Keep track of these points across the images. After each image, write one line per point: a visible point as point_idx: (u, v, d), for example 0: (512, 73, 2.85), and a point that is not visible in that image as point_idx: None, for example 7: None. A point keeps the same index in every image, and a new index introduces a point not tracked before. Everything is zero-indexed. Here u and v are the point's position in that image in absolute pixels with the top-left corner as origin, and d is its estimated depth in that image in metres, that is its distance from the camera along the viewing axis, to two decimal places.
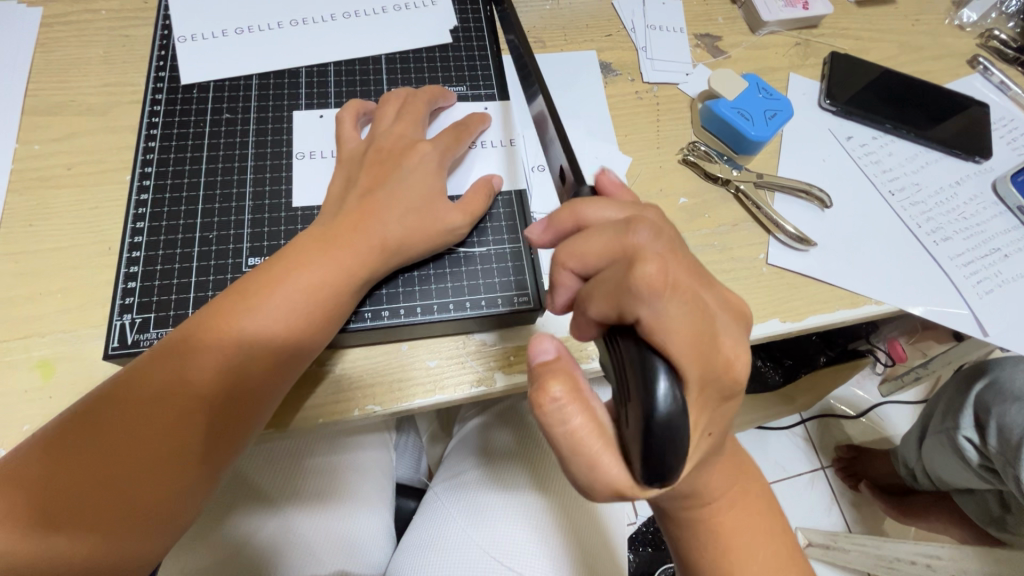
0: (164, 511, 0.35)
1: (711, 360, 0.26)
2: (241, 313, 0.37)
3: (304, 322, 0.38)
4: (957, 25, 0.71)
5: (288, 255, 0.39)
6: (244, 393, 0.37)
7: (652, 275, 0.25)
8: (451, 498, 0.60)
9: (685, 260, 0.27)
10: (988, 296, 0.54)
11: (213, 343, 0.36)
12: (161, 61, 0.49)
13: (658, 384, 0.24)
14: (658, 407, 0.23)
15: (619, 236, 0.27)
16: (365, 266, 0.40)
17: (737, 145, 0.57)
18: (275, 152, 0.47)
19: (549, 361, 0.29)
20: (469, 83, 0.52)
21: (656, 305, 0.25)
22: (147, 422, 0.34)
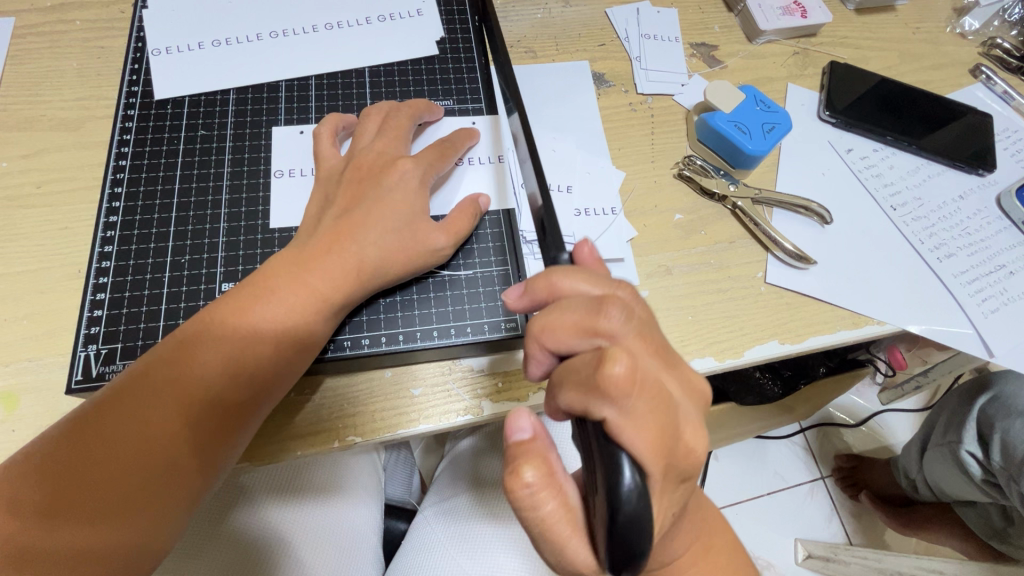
0: (168, 503, 0.34)
1: (675, 451, 0.27)
2: (247, 308, 0.36)
3: (305, 328, 0.37)
4: (958, 34, 0.69)
5: (266, 274, 0.38)
6: (244, 398, 0.36)
7: (619, 374, 0.25)
8: (440, 524, 0.58)
9: (651, 346, 0.29)
10: (993, 315, 0.53)
11: (214, 346, 0.35)
12: (134, 75, 0.48)
13: (622, 476, 0.24)
14: (624, 503, 0.24)
15: (590, 318, 0.28)
16: (339, 290, 0.38)
17: (734, 159, 0.55)
18: (252, 170, 0.45)
19: (524, 442, 0.29)
20: (456, 97, 0.50)
21: (624, 405, 0.25)
22: (151, 415, 0.33)
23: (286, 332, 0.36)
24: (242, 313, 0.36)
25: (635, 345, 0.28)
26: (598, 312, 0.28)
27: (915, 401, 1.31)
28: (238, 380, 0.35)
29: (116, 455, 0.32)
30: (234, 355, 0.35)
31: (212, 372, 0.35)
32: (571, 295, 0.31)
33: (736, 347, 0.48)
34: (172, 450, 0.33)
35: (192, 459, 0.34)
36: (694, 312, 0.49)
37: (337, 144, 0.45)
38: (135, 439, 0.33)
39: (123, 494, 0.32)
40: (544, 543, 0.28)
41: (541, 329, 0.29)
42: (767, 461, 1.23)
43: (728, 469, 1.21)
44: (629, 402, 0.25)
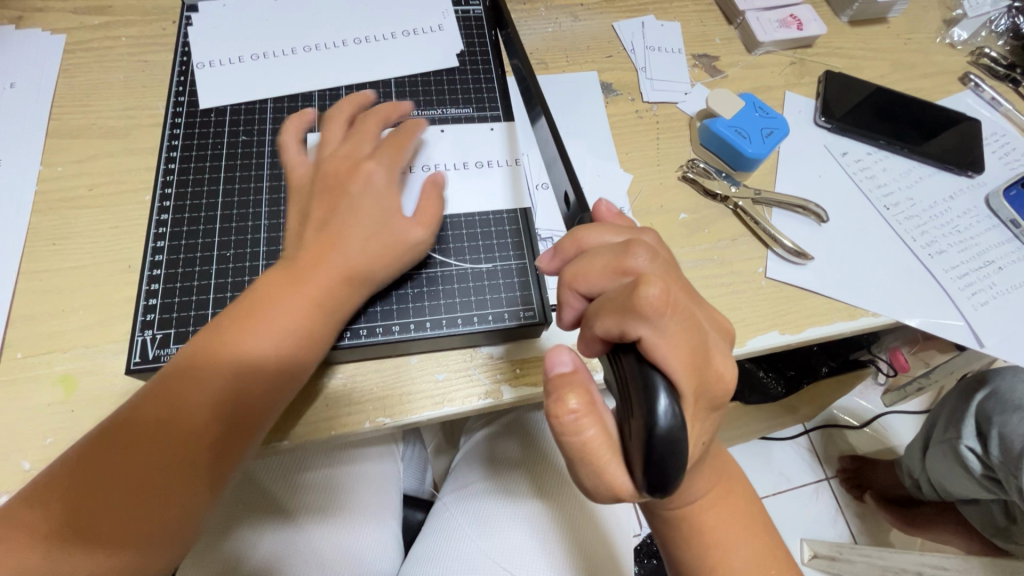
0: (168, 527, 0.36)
1: (701, 373, 0.29)
2: (237, 338, 0.38)
3: (296, 345, 0.39)
4: (948, 43, 0.73)
5: (266, 291, 0.40)
6: (235, 418, 0.38)
7: (654, 297, 0.28)
8: (460, 509, 0.61)
9: (675, 282, 0.32)
10: (983, 307, 0.55)
11: (205, 376, 0.37)
12: (180, 87, 0.52)
13: (659, 401, 0.26)
14: (661, 420, 0.25)
15: (618, 259, 0.32)
16: (331, 296, 0.41)
17: (735, 162, 0.58)
18: (289, 172, 0.48)
19: (567, 373, 0.31)
20: (475, 105, 0.54)
21: (657, 325, 0.28)
22: (144, 447, 0.36)
23: (274, 357, 0.39)
24: (231, 341, 0.38)
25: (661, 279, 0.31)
26: (624, 253, 0.32)
27: (918, 401, 1.33)
28: (227, 404, 0.37)
29: (119, 486, 0.35)
30: (222, 381, 0.38)
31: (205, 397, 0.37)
32: (597, 246, 0.35)
33: (739, 337, 0.51)
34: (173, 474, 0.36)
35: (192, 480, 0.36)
36: None
37: (302, 153, 0.47)
38: (139, 469, 0.35)
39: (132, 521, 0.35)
40: (581, 467, 0.29)
41: (575, 279, 0.33)
42: (772, 461, 1.25)
43: None
44: (662, 321, 0.28)
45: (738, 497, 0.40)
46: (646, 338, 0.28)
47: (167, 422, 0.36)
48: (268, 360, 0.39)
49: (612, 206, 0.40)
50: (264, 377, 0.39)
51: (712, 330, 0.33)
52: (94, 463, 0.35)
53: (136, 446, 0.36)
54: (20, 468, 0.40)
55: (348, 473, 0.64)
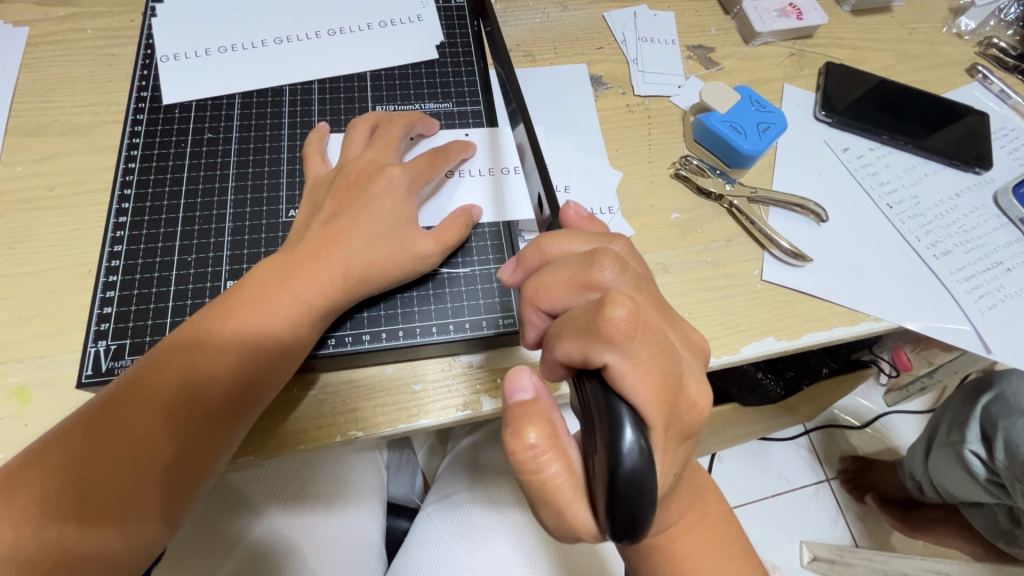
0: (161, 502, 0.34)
1: (672, 400, 0.27)
2: (241, 316, 0.37)
3: (288, 327, 0.38)
4: (954, 33, 0.70)
5: (256, 282, 0.39)
6: (219, 402, 0.36)
7: (621, 320, 0.26)
8: (443, 520, 0.58)
9: (645, 298, 0.30)
10: (991, 311, 0.53)
11: (208, 352, 0.36)
12: (143, 81, 0.49)
13: (624, 435, 0.24)
14: (625, 459, 0.23)
15: (583, 272, 0.30)
16: (326, 297, 0.39)
17: (730, 159, 0.56)
18: (257, 171, 0.46)
19: (527, 402, 0.30)
20: (455, 99, 0.51)
21: (624, 350, 0.26)
22: (145, 417, 0.34)
23: (262, 339, 0.37)
24: (217, 321, 0.37)
25: (630, 294, 0.29)
26: (590, 265, 0.30)
27: (920, 402, 1.30)
28: (213, 384, 0.36)
29: (94, 464, 0.33)
30: (206, 360, 0.36)
31: (189, 376, 0.36)
32: (560, 256, 0.32)
33: (733, 344, 0.48)
34: (151, 456, 0.34)
35: (169, 466, 0.35)
36: (690, 310, 0.49)
37: (327, 160, 0.46)
38: (136, 441, 0.34)
39: (106, 502, 0.33)
40: (545, 506, 0.29)
41: (538, 293, 0.31)
42: (771, 463, 1.22)
43: (731, 470, 1.21)
44: (629, 346, 0.26)
45: (718, 521, 0.38)
46: (612, 363, 0.26)
47: (145, 400, 0.35)
48: (253, 344, 0.37)
49: (581, 207, 0.37)
50: (252, 359, 0.37)
51: (685, 349, 0.31)
52: (92, 431, 0.34)
53: (112, 423, 0.34)
54: None
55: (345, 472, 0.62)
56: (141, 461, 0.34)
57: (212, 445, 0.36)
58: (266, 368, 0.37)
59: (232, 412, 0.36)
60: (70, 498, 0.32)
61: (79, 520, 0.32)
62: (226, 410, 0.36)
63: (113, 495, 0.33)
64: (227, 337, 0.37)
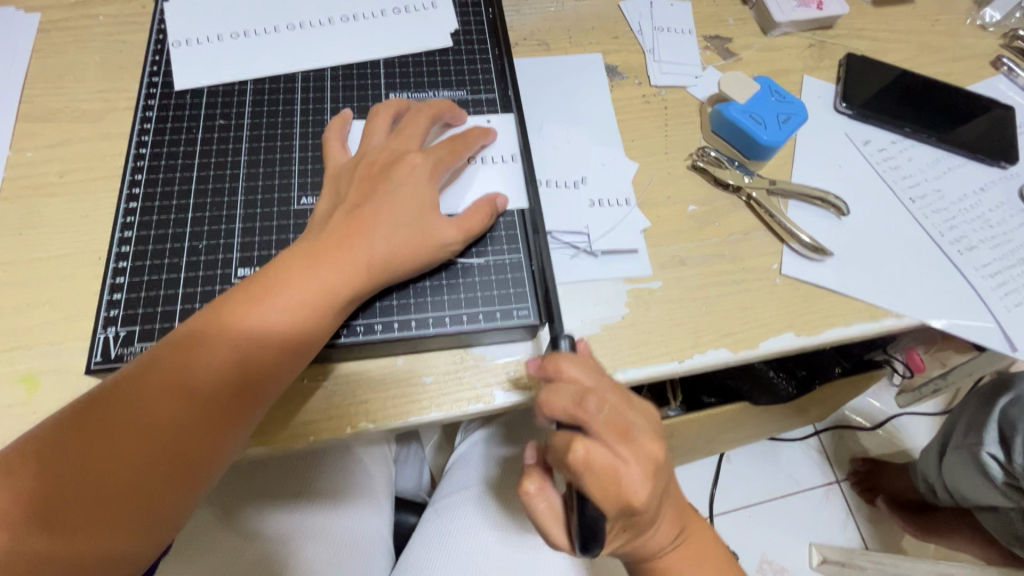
0: (164, 502, 0.34)
1: (625, 505, 0.35)
2: (250, 311, 0.36)
3: (304, 324, 0.37)
4: (979, 25, 0.68)
5: (275, 270, 0.38)
6: (246, 382, 0.36)
7: (579, 456, 0.34)
8: (452, 515, 0.57)
9: (619, 429, 0.36)
10: (1017, 308, 0.51)
11: (214, 349, 0.35)
12: (155, 67, 0.48)
13: (585, 509, 0.35)
14: (587, 514, 0.35)
15: (573, 407, 0.35)
16: (351, 286, 0.38)
17: (749, 150, 0.54)
18: (268, 159, 0.45)
19: (528, 470, 0.39)
20: (469, 87, 0.50)
21: (579, 480, 0.35)
22: (148, 415, 0.33)
23: (290, 321, 0.36)
24: (247, 299, 0.36)
25: (602, 429, 0.35)
26: (579, 400, 0.35)
27: (934, 404, 1.28)
28: (218, 383, 0.35)
29: (97, 464, 0.32)
30: (234, 338, 0.36)
31: (204, 372, 0.35)
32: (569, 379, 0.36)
33: (752, 339, 0.47)
34: (176, 432, 0.34)
35: (193, 442, 0.34)
36: (708, 304, 0.48)
37: (347, 147, 0.45)
38: (140, 440, 0.33)
39: (130, 474, 0.33)
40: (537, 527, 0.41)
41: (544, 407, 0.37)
42: (781, 464, 1.21)
43: (739, 471, 1.19)
44: (585, 476, 0.34)
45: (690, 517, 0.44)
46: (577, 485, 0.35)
47: (172, 376, 0.34)
48: (282, 323, 0.36)
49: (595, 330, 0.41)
50: (261, 358, 0.36)
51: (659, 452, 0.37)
52: (94, 429, 0.33)
53: (139, 397, 0.34)
54: None
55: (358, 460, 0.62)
56: (167, 436, 0.34)
57: (236, 423, 0.35)
58: (294, 349, 0.37)
59: (245, 413, 0.36)
60: (95, 469, 0.32)
61: (103, 489, 0.32)
62: (251, 390, 0.36)
63: (126, 491, 0.32)
64: (256, 317, 0.36)
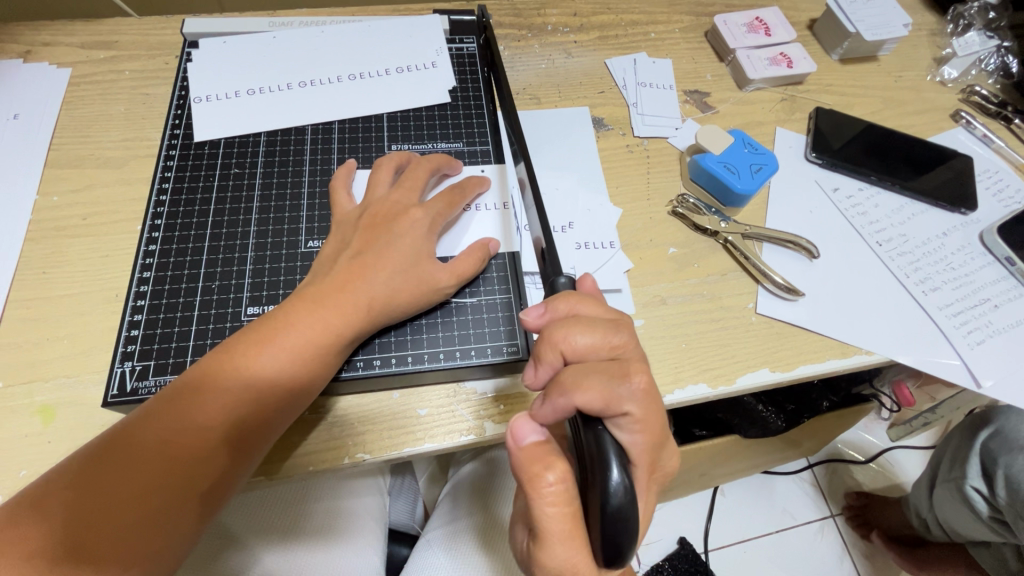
0: (161, 540, 0.35)
1: (659, 455, 0.32)
2: (256, 355, 0.39)
3: (306, 365, 0.39)
4: (938, 81, 0.74)
5: (280, 314, 0.41)
6: (255, 416, 0.38)
7: (640, 384, 0.31)
8: (443, 546, 0.59)
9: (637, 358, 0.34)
10: (979, 346, 0.54)
11: (222, 391, 0.38)
12: (177, 120, 0.53)
13: (611, 476, 0.28)
14: (612, 496, 0.27)
15: (607, 336, 0.33)
16: (352, 327, 0.41)
17: (725, 198, 0.59)
18: (278, 205, 0.49)
19: (535, 448, 0.32)
20: (466, 140, 0.55)
21: (638, 409, 0.30)
22: (156, 453, 0.36)
23: (294, 364, 0.39)
24: (258, 340, 0.39)
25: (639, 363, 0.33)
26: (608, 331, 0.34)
27: (925, 438, 1.29)
28: (224, 423, 0.37)
29: (105, 500, 0.34)
30: (248, 375, 0.38)
31: (210, 414, 0.37)
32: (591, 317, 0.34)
33: (729, 375, 0.50)
34: (194, 464, 0.36)
35: (209, 472, 0.37)
36: (687, 341, 0.51)
37: (352, 195, 0.48)
38: (145, 477, 0.35)
39: (142, 506, 0.35)
40: (552, 551, 0.31)
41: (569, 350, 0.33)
42: (775, 498, 1.21)
43: (733, 504, 1.20)
44: (642, 406, 0.30)
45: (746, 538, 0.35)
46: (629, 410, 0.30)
47: (189, 412, 0.37)
48: (292, 361, 0.39)
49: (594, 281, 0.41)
50: (265, 399, 0.39)
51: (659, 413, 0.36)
52: (105, 467, 0.35)
53: (159, 431, 0.36)
54: None
55: (348, 494, 0.64)
56: (184, 469, 0.36)
57: (249, 452, 0.38)
58: (301, 385, 0.40)
59: (247, 452, 0.38)
60: (111, 505, 0.34)
61: (121, 523, 0.34)
62: (262, 424, 0.39)
63: (130, 528, 0.34)
64: (262, 361, 0.39)
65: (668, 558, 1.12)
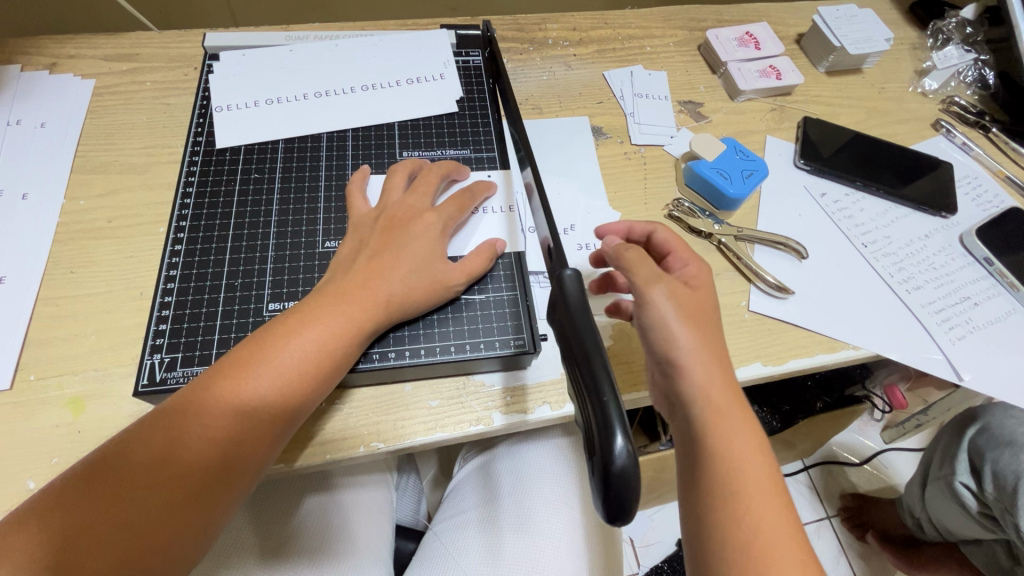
0: (193, 513, 0.38)
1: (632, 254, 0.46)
2: (283, 344, 0.41)
3: (329, 353, 0.42)
4: (920, 92, 0.78)
5: (304, 308, 0.43)
6: (281, 401, 0.40)
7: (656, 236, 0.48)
8: (449, 539, 0.61)
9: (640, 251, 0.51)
10: (960, 341, 0.57)
11: (249, 378, 0.40)
12: (199, 127, 0.56)
13: (616, 444, 0.29)
14: (616, 459, 0.28)
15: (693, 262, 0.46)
16: (370, 320, 0.43)
17: (718, 201, 0.62)
18: (296, 208, 0.52)
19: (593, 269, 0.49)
20: (472, 146, 0.58)
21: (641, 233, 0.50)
22: (190, 433, 0.38)
23: (317, 354, 0.41)
24: (286, 331, 0.42)
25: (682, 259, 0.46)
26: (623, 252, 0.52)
27: (917, 439, 1.32)
28: (249, 407, 0.40)
29: (143, 473, 0.37)
30: (259, 383, 0.40)
31: (239, 400, 0.39)
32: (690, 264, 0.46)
33: None
34: (209, 469, 0.38)
35: (225, 475, 0.39)
36: None
37: (368, 198, 0.51)
38: (180, 454, 0.38)
39: (176, 481, 0.37)
40: None
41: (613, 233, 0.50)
42: None
43: None
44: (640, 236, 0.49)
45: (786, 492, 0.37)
46: (671, 256, 0.46)
47: (202, 420, 0.39)
48: (303, 368, 0.41)
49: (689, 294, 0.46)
50: (290, 387, 0.41)
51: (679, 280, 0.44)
52: (145, 444, 0.38)
53: (174, 440, 0.38)
54: (24, 487, 0.42)
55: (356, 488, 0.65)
56: (201, 472, 0.38)
57: (265, 450, 0.40)
58: (323, 373, 0.42)
59: (273, 435, 0.41)
60: (148, 479, 0.37)
61: (158, 495, 0.37)
62: (286, 409, 0.41)
63: (165, 500, 0.37)
64: (288, 350, 0.41)
65: (667, 559, 1.13)
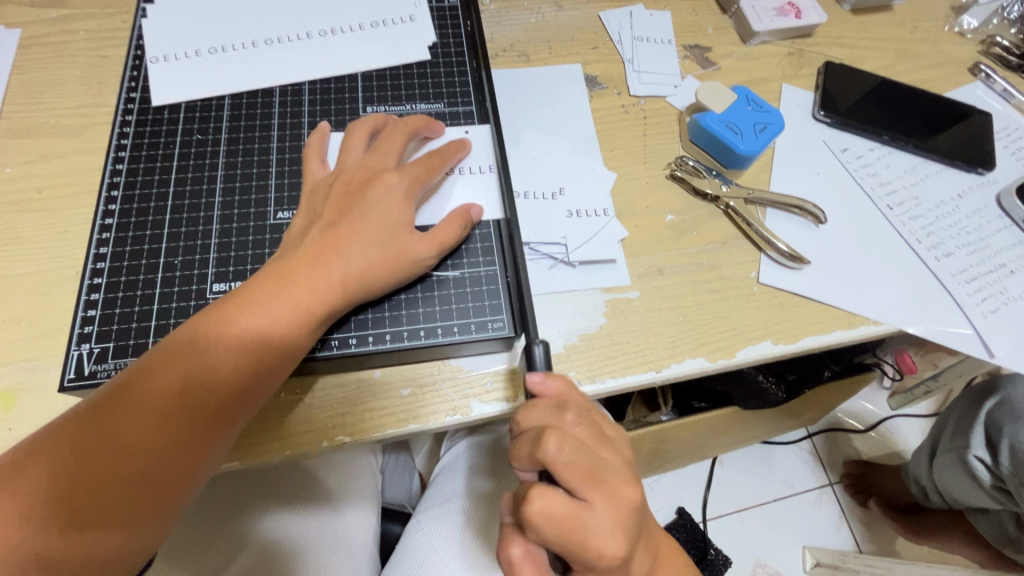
0: (154, 500, 0.34)
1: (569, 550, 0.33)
2: (243, 313, 0.37)
3: (291, 331, 0.37)
4: (957, 32, 0.69)
5: (244, 291, 0.38)
6: (244, 377, 0.36)
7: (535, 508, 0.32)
8: (434, 527, 0.57)
9: (581, 473, 0.34)
10: (993, 315, 0.52)
11: (206, 354, 0.36)
12: (132, 82, 0.49)
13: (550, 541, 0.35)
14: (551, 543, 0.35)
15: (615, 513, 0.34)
16: (323, 304, 0.38)
17: (726, 160, 0.55)
18: (245, 173, 0.46)
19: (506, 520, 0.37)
20: (447, 100, 0.51)
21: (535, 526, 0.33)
22: (145, 412, 0.34)
23: (280, 326, 0.37)
24: (246, 302, 0.37)
25: (566, 474, 0.33)
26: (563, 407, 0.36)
27: (926, 406, 1.28)
28: (209, 383, 0.35)
29: (94, 458, 0.33)
30: (207, 370, 0.36)
31: (200, 376, 0.35)
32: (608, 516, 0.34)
33: (729, 348, 0.48)
34: (172, 454, 0.34)
35: (180, 467, 0.35)
36: (684, 312, 0.49)
37: (326, 162, 0.45)
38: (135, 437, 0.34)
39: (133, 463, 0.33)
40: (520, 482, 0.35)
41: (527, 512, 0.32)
42: (774, 468, 1.20)
43: (732, 475, 1.19)
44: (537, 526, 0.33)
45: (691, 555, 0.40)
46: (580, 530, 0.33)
47: (144, 416, 0.34)
48: (261, 347, 0.36)
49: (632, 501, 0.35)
50: (253, 362, 0.36)
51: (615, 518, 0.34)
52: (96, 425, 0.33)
53: (114, 435, 0.33)
54: None
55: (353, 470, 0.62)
56: (147, 471, 0.34)
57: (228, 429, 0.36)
58: (287, 347, 0.37)
59: (234, 412, 0.36)
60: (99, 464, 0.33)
61: (112, 482, 0.33)
62: (251, 386, 0.36)
63: (118, 489, 0.33)
64: (248, 322, 0.37)
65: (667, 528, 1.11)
